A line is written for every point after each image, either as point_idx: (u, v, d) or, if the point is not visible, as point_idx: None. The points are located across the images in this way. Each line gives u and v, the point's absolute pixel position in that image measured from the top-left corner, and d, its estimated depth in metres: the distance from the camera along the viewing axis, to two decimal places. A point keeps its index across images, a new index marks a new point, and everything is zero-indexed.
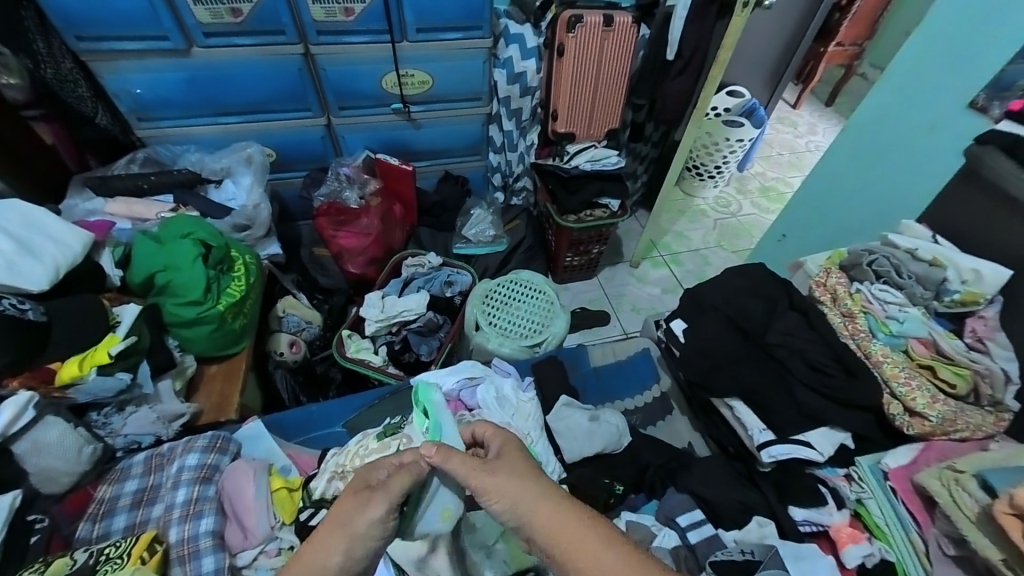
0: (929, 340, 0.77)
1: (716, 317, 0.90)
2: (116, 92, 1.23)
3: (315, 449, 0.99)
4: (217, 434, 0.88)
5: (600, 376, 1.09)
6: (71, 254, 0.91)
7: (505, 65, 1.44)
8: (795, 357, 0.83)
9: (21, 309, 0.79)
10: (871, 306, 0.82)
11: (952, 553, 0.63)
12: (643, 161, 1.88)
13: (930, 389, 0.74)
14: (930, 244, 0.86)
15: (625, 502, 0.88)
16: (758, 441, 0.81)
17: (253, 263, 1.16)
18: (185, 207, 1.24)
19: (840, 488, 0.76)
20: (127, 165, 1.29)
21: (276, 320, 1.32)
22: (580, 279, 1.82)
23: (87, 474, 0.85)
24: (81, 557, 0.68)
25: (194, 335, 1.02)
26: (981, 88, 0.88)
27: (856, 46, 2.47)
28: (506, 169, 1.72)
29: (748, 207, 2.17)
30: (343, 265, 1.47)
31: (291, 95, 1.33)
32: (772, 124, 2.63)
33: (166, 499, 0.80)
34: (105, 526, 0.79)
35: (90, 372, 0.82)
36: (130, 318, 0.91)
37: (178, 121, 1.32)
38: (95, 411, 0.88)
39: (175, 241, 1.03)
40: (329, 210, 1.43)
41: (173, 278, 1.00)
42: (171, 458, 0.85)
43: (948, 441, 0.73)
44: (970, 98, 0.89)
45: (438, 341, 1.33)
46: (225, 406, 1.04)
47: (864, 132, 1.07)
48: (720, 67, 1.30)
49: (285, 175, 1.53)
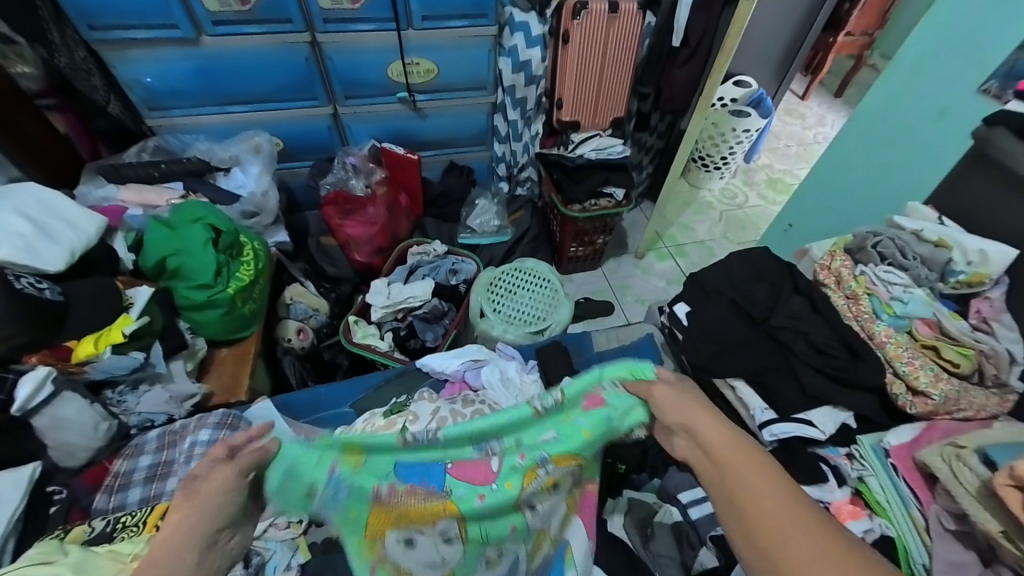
0: (934, 321, 0.78)
1: (721, 302, 0.91)
2: (129, 82, 1.26)
3: (326, 428, 1.01)
4: (228, 412, 0.91)
5: (605, 361, 1.10)
6: (86, 237, 0.93)
7: (510, 53, 1.43)
8: (798, 340, 0.83)
9: (39, 288, 0.82)
10: (876, 288, 0.82)
11: (951, 527, 0.64)
12: (648, 152, 1.87)
13: (934, 368, 0.74)
14: (936, 226, 0.86)
15: (627, 482, 0.91)
16: (761, 421, 0.82)
17: (261, 249, 1.17)
18: (195, 194, 1.26)
19: (841, 466, 0.77)
20: (138, 153, 1.31)
21: (284, 307, 1.35)
22: (585, 270, 1.82)
23: (102, 450, 0.87)
24: (98, 526, 0.72)
25: (206, 318, 1.04)
26: (993, 74, 0.87)
27: (866, 37, 2.41)
28: (510, 160, 1.71)
29: (755, 198, 2.16)
30: (349, 254, 1.49)
31: (299, 86, 1.35)
32: (780, 116, 2.60)
33: (180, 473, 0.84)
34: (120, 498, 0.83)
35: (104, 351, 0.86)
36: (144, 300, 0.94)
37: (187, 110, 1.34)
38: (110, 389, 0.91)
39: (187, 226, 1.04)
40: (337, 199, 1.46)
41: (185, 262, 1.02)
42: (184, 434, 0.88)
43: (951, 421, 0.74)
44: (982, 83, 0.89)
45: (444, 328, 1.35)
46: (235, 388, 1.06)
47: (870, 120, 1.08)
48: (727, 53, 1.28)
49: (291, 165, 1.55)
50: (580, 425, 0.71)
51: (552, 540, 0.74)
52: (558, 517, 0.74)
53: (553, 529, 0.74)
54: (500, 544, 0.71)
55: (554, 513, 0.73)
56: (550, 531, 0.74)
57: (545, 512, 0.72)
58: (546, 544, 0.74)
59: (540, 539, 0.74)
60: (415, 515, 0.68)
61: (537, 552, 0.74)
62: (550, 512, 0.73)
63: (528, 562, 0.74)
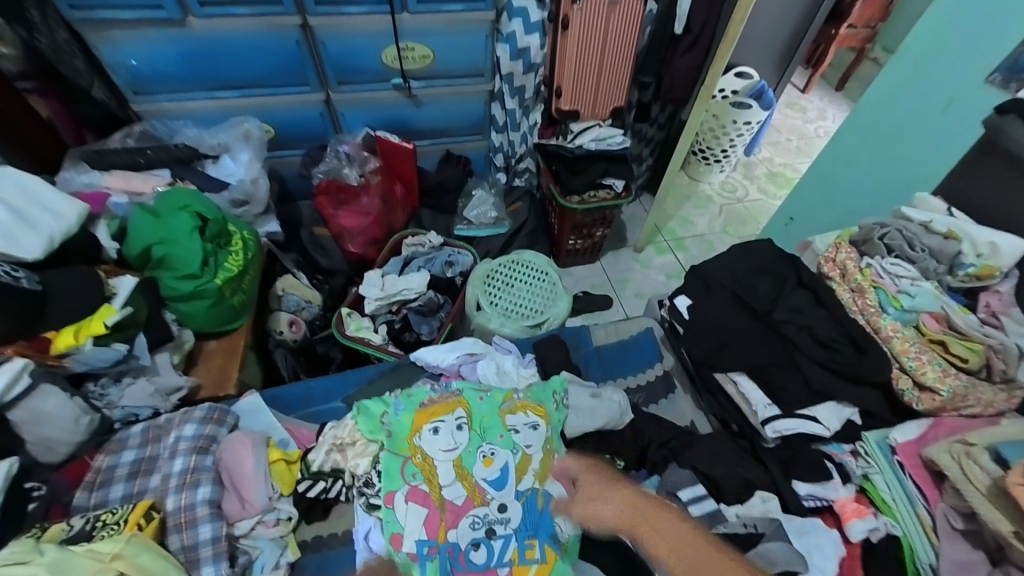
0: (942, 315, 0.76)
1: (722, 295, 0.89)
2: (113, 65, 1.21)
3: (316, 423, 0.98)
4: (215, 406, 0.88)
5: (604, 355, 1.08)
6: (67, 225, 0.89)
7: (508, 40, 1.38)
8: (802, 334, 0.81)
9: (14, 277, 0.78)
10: (882, 281, 0.79)
11: (959, 527, 0.62)
12: (648, 144, 1.83)
13: (942, 363, 0.72)
14: (945, 217, 0.84)
15: (627, 478, 0.87)
16: (763, 417, 0.81)
17: (251, 239, 1.14)
18: (183, 182, 1.22)
19: (846, 463, 0.76)
20: (123, 139, 1.27)
21: (276, 299, 1.32)
22: (583, 263, 1.79)
23: (84, 444, 0.85)
24: (77, 524, 0.70)
25: (193, 310, 1.01)
26: (996, 70, 0.85)
27: (869, 29, 2.38)
28: (508, 150, 1.68)
29: (755, 192, 2.13)
30: (343, 246, 1.46)
31: (290, 72, 1.31)
32: (781, 109, 2.57)
33: (165, 469, 0.80)
34: (101, 495, 0.80)
35: (85, 343, 0.82)
36: (128, 290, 0.90)
37: (173, 95, 1.30)
38: (93, 381, 0.89)
39: (173, 214, 1.01)
40: (329, 189, 1.42)
41: (171, 252, 0.98)
42: (169, 429, 0.86)
43: (958, 417, 0.73)
44: (986, 75, 0.86)
45: (440, 321, 1.32)
46: (224, 379, 1.03)
47: (874, 112, 1.05)
48: (730, 42, 1.25)
49: (283, 154, 1.51)
50: (531, 394, 0.90)
51: (536, 474, 0.82)
52: (542, 444, 0.84)
53: (538, 459, 0.83)
54: (497, 449, 0.83)
55: (539, 437, 0.85)
56: (534, 461, 0.83)
57: (529, 435, 0.84)
58: (531, 472, 0.82)
59: (524, 464, 0.82)
60: (435, 414, 0.85)
61: (522, 476, 0.81)
62: (534, 434, 0.84)
63: (517, 479, 0.81)
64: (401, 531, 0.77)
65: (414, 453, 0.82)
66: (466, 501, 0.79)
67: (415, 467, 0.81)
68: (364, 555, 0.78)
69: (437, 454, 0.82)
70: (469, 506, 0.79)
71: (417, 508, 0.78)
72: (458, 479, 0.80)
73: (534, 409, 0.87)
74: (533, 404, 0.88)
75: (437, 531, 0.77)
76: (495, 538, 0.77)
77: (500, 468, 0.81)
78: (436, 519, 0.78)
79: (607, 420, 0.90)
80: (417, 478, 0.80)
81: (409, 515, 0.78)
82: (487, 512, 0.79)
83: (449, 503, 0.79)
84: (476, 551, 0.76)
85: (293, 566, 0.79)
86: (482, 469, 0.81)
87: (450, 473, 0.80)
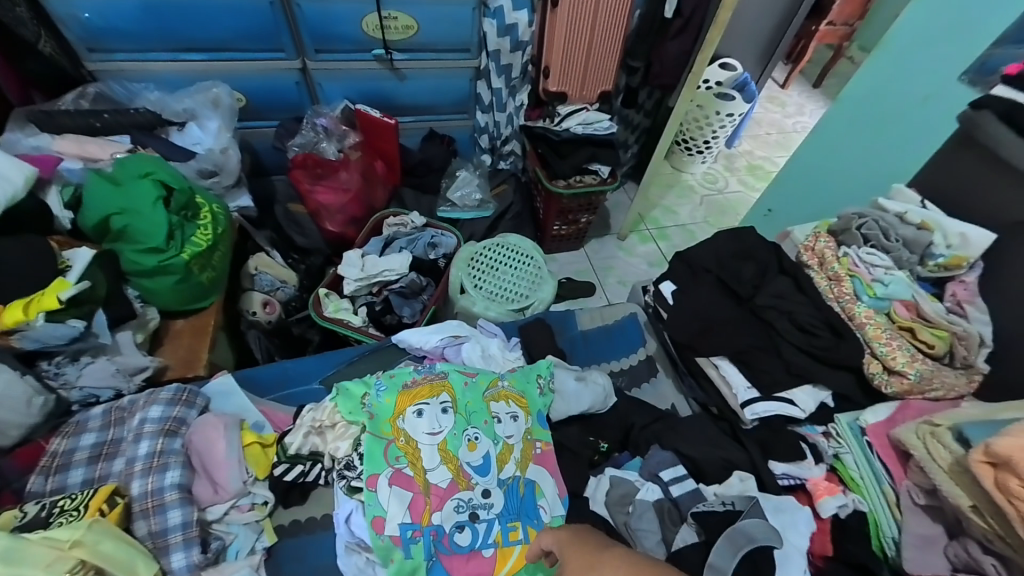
0: (913, 303, 0.79)
1: (708, 280, 0.91)
2: (63, 17, 1.10)
3: (292, 405, 0.96)
4: (183, 388, 0.83)
5: (588, 339, 1.08)
6: (11, 191, 0.81)
7: (496, 15, 1.35)
8: (782, 319, 0.83)
9: None
10: (859, 269, 0.82)
11: (921, 502, 0.66)
12: (634, 130, 1.84)
13: (911, 349, 0.76)
14: (920, 209, 0.88)
15: (609, 460, 0.90)
16: (743, 400, 0.83)
17: (222, 212, 1.07)
18: (145, 149, 1.13)
19: (819, 443, 0.80)
20: (76, 100, 1.16)
21: (249, 278, 1.26)
22: (567, 250, 1.79)
23: (38, 427, 0.79)
24: (31, 511, 0.66)
25: (157, 286, 0.95)
26: (967, 70, 0.89)
27: (848, 27, 2.42)
28: (493, 131, 1.64)
29: (735, 184, 2.17)
30: (320, 224, 1.40)
31: (264, 35, 1.23)
32: (762, 103, 2.60)
33: (128, 453, 0.75)
34: (59, 480, 0.75)
35: (36, 318, 0.75)
36: (83, 263, 0.83)
37: (133, 55, 1.20)
38: (46, 360, 0.82)
39: (132, 182, 0.93)
40: (306, 162, 1.35)
41: (132, 223, 0.91)
42: (133, 411, 0.80)
43: (925, 400, 0.76)
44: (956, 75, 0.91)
45: (422, 304, 1.29)
46: (193, 362, 0.97)
47: (851, 110, 1.04)
48: (719, 28, 1.24)
49: (255, 125, 1.42)
50: (514, 381, 0.89)
51: (518, 462, 0.81)
52: (523, 433, 0.84)
53: (519, 449, 0.82)
54: (482, 434, 0.81)
55: (520, 428, 0.84)
56: (516, 450, 0.82)
57: (510, 426, 0.83)
58: (513, 460, 0.81)
59: (507, 452, 0.81)
60: (419, 396, 0.83)
61: (504, 465, 0.80)
62: (514, 425, 0.83)
63: (500, 467, 0.80)
64: (383, 514, 0.75)
65: (398, 436, 0.80)
66: (451, 484, 0.77)
67: (398, 450, 0.79)
68: (346, 539, 0.77)
69: (421, 437, 0.79)
70: (454, 489, 0.77)
71: (400, 491, 0.76)
72: (443, 463, 0.78)
73: (515, 399, 0.86)
74: (515, 394, 0.87)
75: (421, 515, 0.76)
76: (479, 522, 0.77)
77: (483, 455, 0.79)
78: (421, 502, 0.76)
79: (587, 404, 0.92)
80: (401, 462, 0.78)
81: (392, 498, 0.76)
82: (471, 496, 0.77)
83: (434, 486, 0.77)
84: (461, 533, 0.76)
85: (269, 551, 0.77)
86: (466, 453, 0.79)
87: (435, 457, 0.78)
